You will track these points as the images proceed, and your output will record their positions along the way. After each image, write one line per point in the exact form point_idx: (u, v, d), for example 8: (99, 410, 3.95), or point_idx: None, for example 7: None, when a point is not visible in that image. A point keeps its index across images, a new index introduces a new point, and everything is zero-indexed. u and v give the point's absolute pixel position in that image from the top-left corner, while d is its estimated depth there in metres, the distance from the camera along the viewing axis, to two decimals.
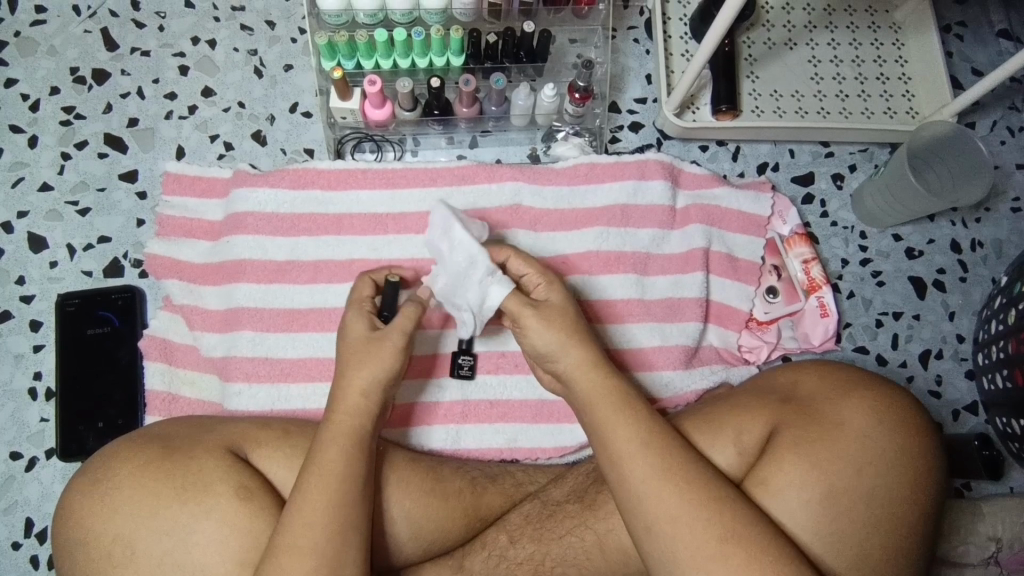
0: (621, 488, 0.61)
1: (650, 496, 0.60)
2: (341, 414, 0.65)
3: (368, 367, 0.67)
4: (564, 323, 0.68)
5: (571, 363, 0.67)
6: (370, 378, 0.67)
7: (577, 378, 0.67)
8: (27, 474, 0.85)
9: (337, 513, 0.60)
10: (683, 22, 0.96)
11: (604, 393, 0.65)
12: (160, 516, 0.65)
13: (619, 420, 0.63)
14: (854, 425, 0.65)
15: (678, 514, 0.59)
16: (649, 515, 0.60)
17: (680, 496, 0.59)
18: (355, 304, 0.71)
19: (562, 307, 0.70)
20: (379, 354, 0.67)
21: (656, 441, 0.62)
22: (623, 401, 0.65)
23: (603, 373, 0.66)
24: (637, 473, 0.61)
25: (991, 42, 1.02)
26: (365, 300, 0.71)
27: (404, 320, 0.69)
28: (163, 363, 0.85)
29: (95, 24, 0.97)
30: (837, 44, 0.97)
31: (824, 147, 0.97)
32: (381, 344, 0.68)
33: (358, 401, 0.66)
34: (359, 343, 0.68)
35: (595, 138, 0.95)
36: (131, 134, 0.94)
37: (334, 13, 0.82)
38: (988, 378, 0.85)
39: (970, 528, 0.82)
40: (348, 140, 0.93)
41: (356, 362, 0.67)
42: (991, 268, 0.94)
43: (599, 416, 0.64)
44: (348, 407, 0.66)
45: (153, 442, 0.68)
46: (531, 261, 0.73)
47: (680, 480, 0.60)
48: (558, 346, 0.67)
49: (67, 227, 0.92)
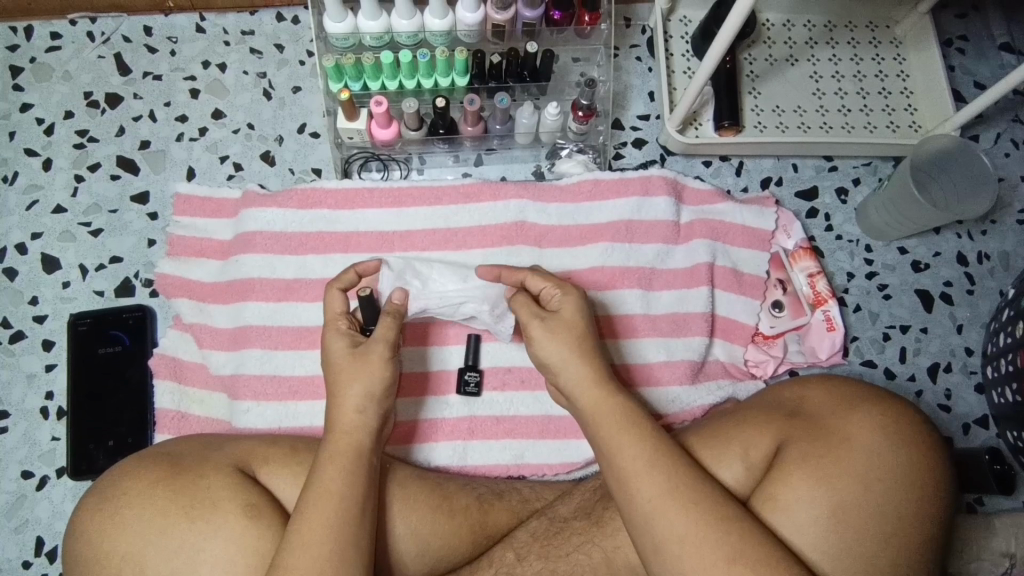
0: (628, 508, 0.61)
1: (655, 516, 0.60)
2: (338, 433, 0.66)
3: (357, 383, 0.68)
4: (572, 335, 0.69)
5: (575, 379, 0.68)
6: (363, 394, 0.67)
7: (579, 395, 0.67)
8: (39, 493, 0.86)
9: (338, 532, 0.60)
10: (684, 40, 0.98)
11: (610, 410, 0.66)
12: (168, 534, 0.65)
13: (623, 439, 0.63)
14: (863, 440, 0.65)
15: (686, 535, 0.58)
16: (657, 535, 0.59)
17: (687, 515, 0.59)
18: (331, 325, 0.72)
19: (572, 319, 0.70)
20: (368, 367, 0.68)
21: (661, 460, 0.62)
22: (628, 419, 0.65)
23: (605, 391, 0.67)
24: (642, 493, 0.61)
25: (993, 55, 1.02)
26: (340, 317, 0.73)
27: (386, 329, 0.70)
28: (173, 381, 0.86)
29: (108, 49, 0.99)
30: (838, 59, 0.98)
31: (827, 161, 0.98)
32: (366, 358, 0.69)
33: (354, 418, 0.67)
34: (342, 359, 0.69)
35: (598, 155, 0.95)
36: (142, 156, 0.96)
37: (341, 36, 0.84)
38: (999, 392, 0.85)
39: (983, 544, 0.81)
40: (355, 159, 0.95)
41: (343, 380, 0.68)
42: (998, 281, 0.94)
43: (606, 436, 0.64)
44: (345, 426, 0.66)
45: (163, 459, 0.69)
46: (548, 276, 0.74)
47: (686, 501, 0.60)
48: (561, 361, 0.68)
49: (80, 248, 0.93)
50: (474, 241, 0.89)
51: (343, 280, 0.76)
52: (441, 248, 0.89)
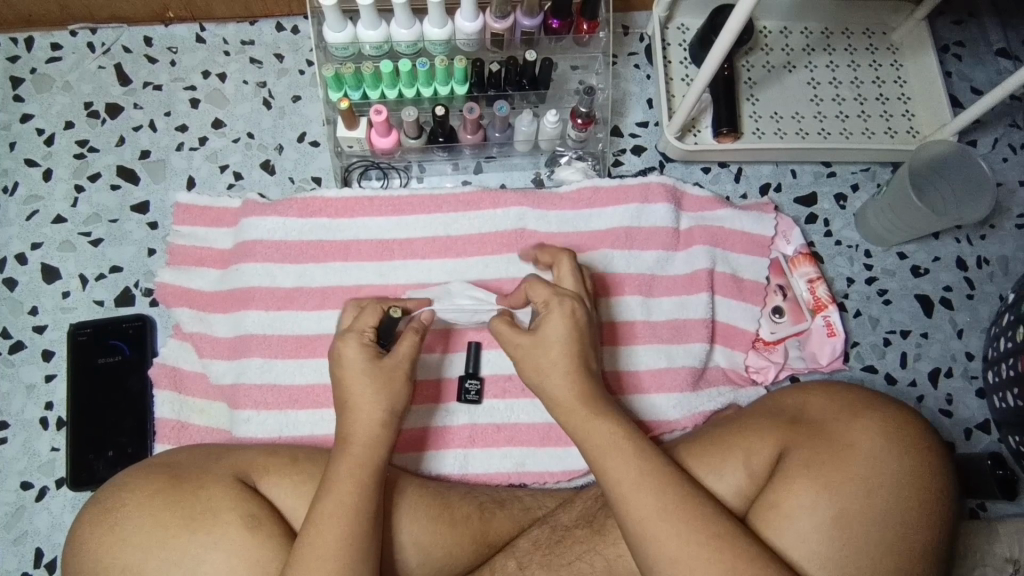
0: (624, 526, 0.61)
1: (651, 535, 0.59)
2: (358, 447, 0.65)
3: (378, 401, 0.67)
4: (557, 357, 0.67)
5: (568, 399, 0.66)
6: (379, 410, 0.67)
7: (569, 414, 0.66)
8: (38, 504, 0.85)
9: (350, 546, 0.60)
10: (682, 48, 0.99)
11: (604, 427, 0.65)
12: (168, 546, 0.65)
13: (618, 456, 0.63)
14: (863, 448, 0.65)
15: (683, 554, 0.58)
16: (654, 554, 0.59)
17: (682, 534, 0.59)
18: (355, 334, 0.69)
19: (554, 339, 0.68)
20: (389, 383, 0.68)
21: (656, 477, 0.62)
22: (621, 436, 0.64)
23: (599, 408, 0.66)
24: (637, 511, 0.61)
25: (990, 61, 1.03)
26: (366, 330, 0.70)
27: (406, 348, 0.69)
28: (173, 391, 0.86)
29: (109, 60, 1.00)
30: (836, 66, 0.99)
31: (826, 167, 0.98)
32: (386, 375, 0.68)
33: (376, 431, 0.66)
34: (363, 374, 0.67)
35: (597, 163, 0.96)
36: (143, 166, 0.96)
37: (341, 45, 0.84)
38: (999, 397, 0.85)
39: (987, 550, 0.80)
40: (355, 167, 0.95)
41: (363, 396, 0.67)
42: (998, 286, 0.94)
43: (598, 454, 0.64)
44: (365, 438, 0.66)
45: (163, 470, 0.69)
46: (541, 287, 0.71)
47: (682, 518, 0.60)
48: (555, 381, 0.67)
49: (80, 258, 0.93)
50: (474, 249, 0.89)
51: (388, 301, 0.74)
52: (441, 255, 0.89)
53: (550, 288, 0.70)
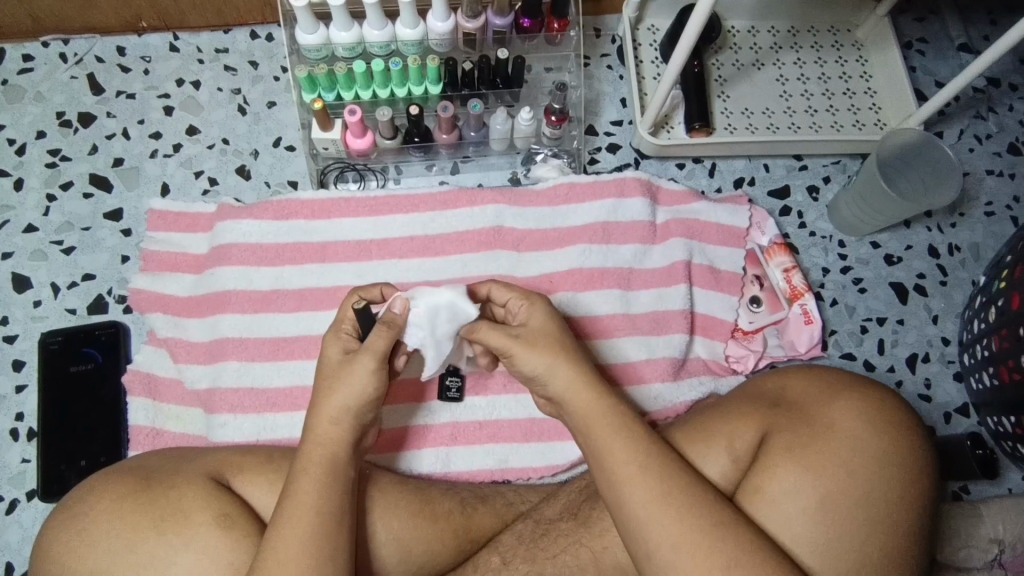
0: (623, 514, 0.60)
1: (651, 522, 0.59)
2: (311, 444, 0.64)
3: (348, 397, 0.65)
4: (551, 341, 0.67)
5: (567, 385, 0.65)
6: (342, 405, 0.65)
7: (568, 400, 0.65)
8: (8, 517, 0.83)
9: (314, 550, 0.59)
10: (653, 47, 1.00)
11: (603, 412, 0.64)
12: (137, 551, 0.63)
13: (617, 441, 0.62)
14: (843, 430, 0.65)
15: (681, 541, 0.58)
16: (652, 541, 0.59)
17: (681, 521, 0.58)
18: (334, 329, 0.69)
19: (547, 327, 0.69)
20: (352, 374, 0.65)
21: (655, 463, 0.61)
22: (620, 421, 0.63)
23: (598, 391, 0.65)
24: (638, 497, 0.60)
25: (952, 55, 1.05)
26: (343, 326, 0.69)
27: (376, 338, 0.66)
28: (147, 398, 0.84)
29: (82, 70, 0.99)
30: (803, 63, 1.01)
31: (798, 160, 0.99)
32: (353, 366, 0.66)
33: (330, 431, 0.64)
34: (334, 369, 0.66)
35: (573, 160, 0.96)
36: (116, 173, 0.95)
37: (313, 48, 0.84)
38: (976, 378, 0.86)
39: (971, 532, 0.80)
40: (331, 170, 0.95)
41: (330, 390, 0.66)
42: (970, 272, 0.95)
43: (598, 442, 0.63)
44: (318, 437, 0.64)
45: (130, 473, 0.67)
46: (512, 288, 0.73)
47: (680, 506, 0.59)
48: (552, 365, 0.66)
49: (52, 266, 0.92)
50: (452, 247, 0.89)
51: (364, 291, 0.72)
52: (419, 254, 0.89)
53: (522, 290, 0.73)
